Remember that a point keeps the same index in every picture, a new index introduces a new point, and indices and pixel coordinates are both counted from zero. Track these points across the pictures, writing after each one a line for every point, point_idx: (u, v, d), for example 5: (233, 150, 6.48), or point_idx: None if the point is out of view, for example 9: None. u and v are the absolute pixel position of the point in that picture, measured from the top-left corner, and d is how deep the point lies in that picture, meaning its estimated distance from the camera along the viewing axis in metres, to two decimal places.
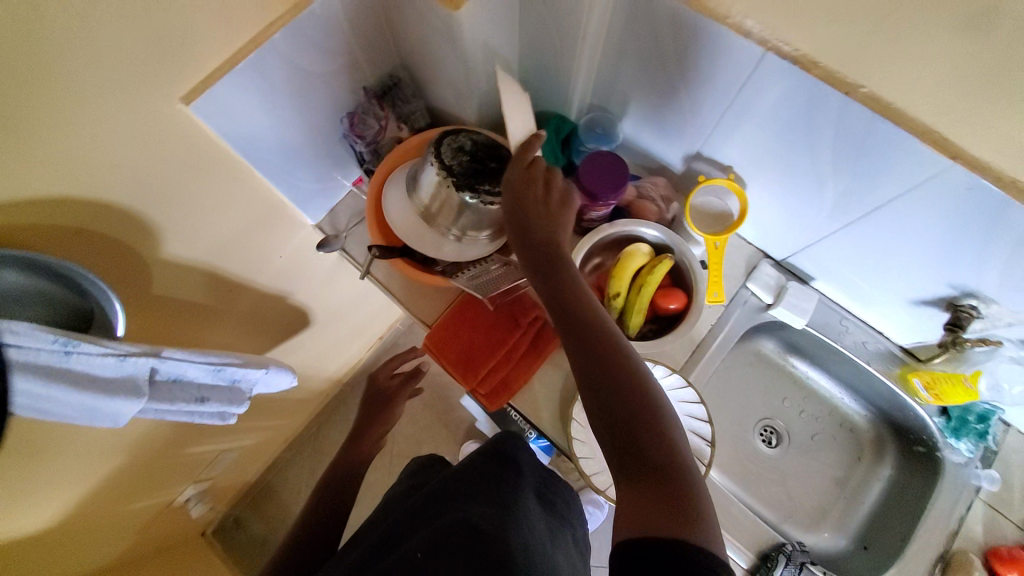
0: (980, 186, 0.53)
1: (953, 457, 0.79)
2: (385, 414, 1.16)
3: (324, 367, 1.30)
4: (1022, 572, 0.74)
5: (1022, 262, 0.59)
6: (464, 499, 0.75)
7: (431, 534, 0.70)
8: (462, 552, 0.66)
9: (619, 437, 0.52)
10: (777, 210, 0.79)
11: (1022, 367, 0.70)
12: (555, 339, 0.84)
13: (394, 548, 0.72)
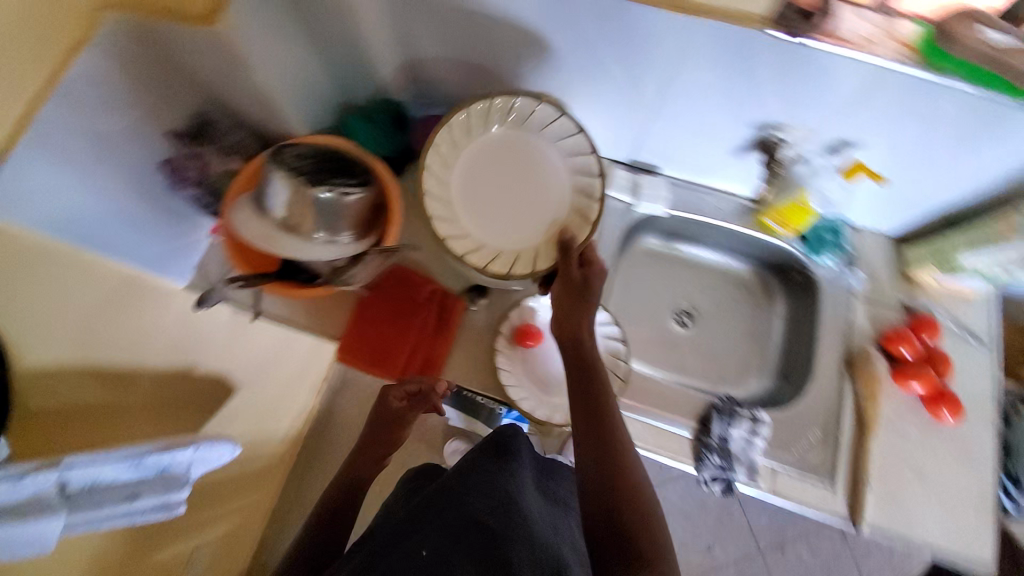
0: (728, 31, 0.63)
1: (819, 271, 0.93)
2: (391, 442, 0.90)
3: (274, 427, 1.27)
4: (908, 343, 0.84)
5: (787, 81, 0.69)
6: (466, 494, 0.75)
7: (433, 530, 0.69)
8: (466, 547, 0.67)
9: (606, 515, 0.65)
10: (603, 119, 0.88)
11: (833, 176, 0.83)
12: (458, 304, 0.86)
13: (394, 546, 0.69)
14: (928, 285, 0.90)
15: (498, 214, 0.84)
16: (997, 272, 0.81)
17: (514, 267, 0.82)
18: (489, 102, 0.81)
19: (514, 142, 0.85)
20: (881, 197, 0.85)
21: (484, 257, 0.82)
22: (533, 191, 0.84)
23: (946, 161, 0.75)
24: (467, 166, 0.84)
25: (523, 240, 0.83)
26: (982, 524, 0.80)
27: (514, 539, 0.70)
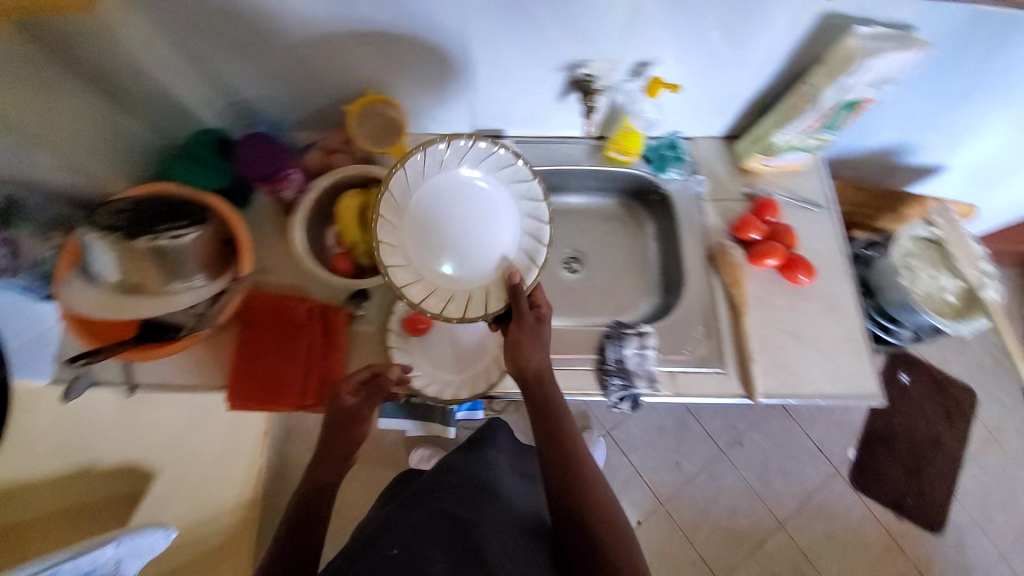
0: None
1: (670, 185, 1.01)
2: (349, 439, 0.77)
3: (220, 494, 1.27)
4: (755, 227, 0.93)
5: (563, 15, 0.75)
6: (437, 497, 0.87)
7: (403, 528, 0.80)
8: (439, 535, 0.78)
9: (584, 541, 0.70)
10: (428, 95, 0.92)
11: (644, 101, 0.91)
12: (340, 311, 0.85)
13: (369, 550, 0.76)
14: (760, 173, 1.01)
15: (453, 255, 0.82)
16: (805, 144, 0.91)
17: (469, 307, 0.80)
18: (450, 144, 0.79)
19: (473, 181, 0.83)
20: (692, 106, 0.93)
21: (438, 300, 0.80)
22: (487, 230, 0.83)
23: (728, 61, 0.83)
24: (424, 204, 0.81)
25: (476, 281, 0.82)
26: (860, 362, 0.90)
27: (483, 520, 0.82)
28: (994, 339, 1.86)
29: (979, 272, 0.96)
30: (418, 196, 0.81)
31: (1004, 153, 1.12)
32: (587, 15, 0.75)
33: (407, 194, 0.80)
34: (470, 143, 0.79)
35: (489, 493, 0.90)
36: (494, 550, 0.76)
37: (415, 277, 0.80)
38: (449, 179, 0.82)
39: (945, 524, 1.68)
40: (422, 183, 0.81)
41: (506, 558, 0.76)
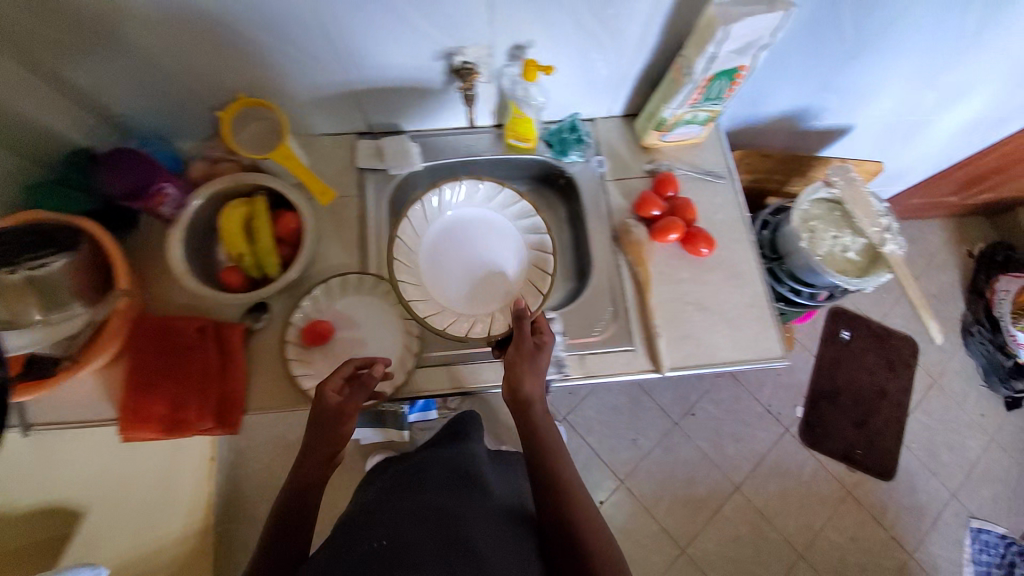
0: None
1: (573, 168, 1.01)
2: (328, 435, 0.75)
3: (162, 522, 1.28)
4: (654, 204, 0.94)
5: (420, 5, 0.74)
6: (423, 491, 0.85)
7: (392, 521, 0.76)
8: (428, 526, 0.75)
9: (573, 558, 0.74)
10: (310, 96, 0.90)
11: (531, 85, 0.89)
12: (234, 328, 0.82)
13: (355, 546, 0.73)
14: (660, 149, 1.01)
15: (465, 283, 0.93)
16: (696, 117, 0.91)
17: (470, 326, 0.89)
18: (462, 187, 0.92)
19: (486, 223, 0.95)
20: (582, 87, 0.93)
21: (442, 316, 0.89)
22: (498, 265, 0.94)
23: (603, 39, 0.82)
24: (441, 238, 0.94)
25: (482, 307, 0.92)
26: (763, 326, 0.92)
27: (471, 512, 0.80)
28: (929, 288, 1.91)
29: (880, 228, 0.96)
30: (437, 230, 0.94)
31: (903, 111, 1.14)
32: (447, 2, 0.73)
33: (427, 229, 0.93)
34: (479, 185, 0.92)
35: (474, 482, 0.89)
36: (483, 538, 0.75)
37: (428, 299, 0.90)
38: (465, 220, 0.95)
39: (894, 470, 1.74)
40: (440, 220, 0.94)
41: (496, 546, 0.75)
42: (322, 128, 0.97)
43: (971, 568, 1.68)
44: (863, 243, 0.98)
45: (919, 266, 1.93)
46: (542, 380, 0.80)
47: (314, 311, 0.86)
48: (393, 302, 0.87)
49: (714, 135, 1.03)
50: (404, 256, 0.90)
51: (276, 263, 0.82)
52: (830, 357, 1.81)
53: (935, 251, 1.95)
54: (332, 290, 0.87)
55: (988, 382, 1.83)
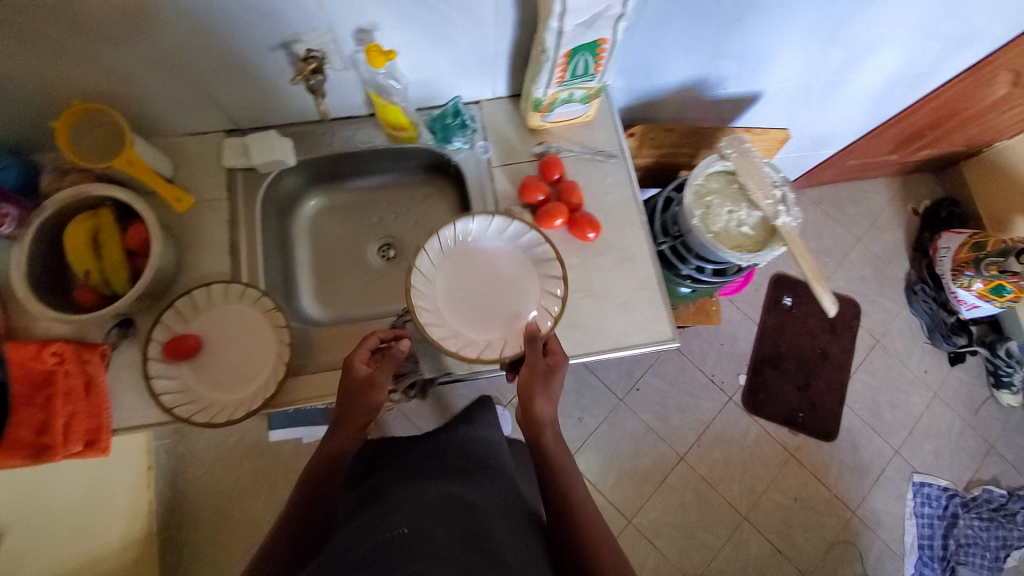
0: None
1: (458, 156, 0.96)
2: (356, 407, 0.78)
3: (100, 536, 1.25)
4: (537, 189, 0.90)
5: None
6: (437, 481, 0.79)
7: (410, 508, 0.69)
8: (445, 518, 0.67)
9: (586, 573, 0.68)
10: (158, 97, 0.85)
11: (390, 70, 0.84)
12: (95, 345, 0.80)
13: (365, 535, 0.64)
14: (548, 129, 0.96)
15: (482, 309, 0.84)
16: (573, 94, 0.86)
17: (484, 350, 0.81)
18: (478, 220, 0.84)
19: (503, 251, 0.87)
20: (451, 66, 0.88)
21: (455, 341, 0.81)
22: (516, 292, 0.85)
23: (454, 15, 0.77)
24: (458, 265, 0.86)
25: (499, 332, 0.83)
26: (653, 309, 0.89)
27: (490, 510, 0.74)
28: (873, 249, 1.90)
29: (772, 200, 0.92)
30: (453, 256, 0.86)
31: (811, 72, 1.07)
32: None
33: (443, 255, 0.86)
34: (494, 220, 0.84)
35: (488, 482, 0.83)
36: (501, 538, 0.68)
37: (442, 326, 0.82)
38: (482, 248, 0.87)
39: (836, 431, 1.76)
40: (457, 247, 0.87)
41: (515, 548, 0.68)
42: (185, 128, 0.92)
43: (913, 521, 1.70)
44: (758, 216, 0.96)
45: (863, 227, 1.91)
46: (553, 403, 0.77)
47: (179, 324, 0.82)
48: (262, 309, 0.84)
49: (607, 112, 0.98)
50: (418, 281, 0.83)
51: (128, 280, 0.81)
52: (773, 324, 1.81)
53: (880, 211, 1.93)
54: (197, 301, 0.83)
55: (931, 339, 1.83)
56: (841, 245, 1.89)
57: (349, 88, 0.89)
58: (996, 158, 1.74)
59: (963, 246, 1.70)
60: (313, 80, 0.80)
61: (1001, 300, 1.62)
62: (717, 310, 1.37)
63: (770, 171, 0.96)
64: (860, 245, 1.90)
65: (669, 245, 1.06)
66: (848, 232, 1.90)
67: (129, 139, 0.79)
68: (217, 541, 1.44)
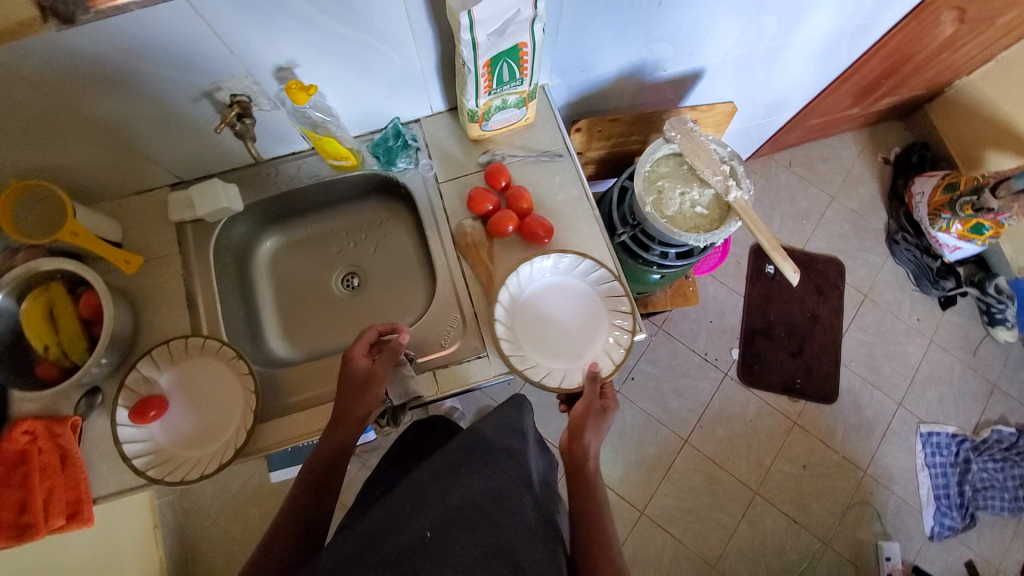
0: (26, 48, 0.63)
1: (404, 177, 0.96)
2: (360, 394, 0.78)
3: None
4: (483, 201, 0.90)
5: (150, 54, 0.69)
6: (473, 462, 0.75)
7: (436, 508, 0.68)
8: (471, 529, 0.66)
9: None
10: (94, 164, 0.84)
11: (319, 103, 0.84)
12: (66, 417, 0.80)
13: (391, 532, 0.65)
14: (490, 139, 0.96)
15: (554, 340, 0.86)
16: (506, 101, 0.86)
17: (547, 377, 0.83)
18: (567, 258, 0.87)
19: (587, 291, 0.88)
20: (380, 90, 0.87)
21: (522, 361, 0.83)
22: (589, 334, 0.86)
23: (370, 42, 0.77)
24: (544, 293, 0.88)
25: (564, 363, 0.85)
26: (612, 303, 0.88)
27: (513, 506, 0.72)
28: (850, 205, 1.88)
29: (722, 177, 0.91)
30: (542, 282, 0.88)
31: (749, 43, 1.06)
32: (177, 42, 0.68)
33: (530, 283, 0.88)
34: (585, 262, 0.86)
35: (523, 469, 0.79)
36: (525, 550, 0.67)
37: (516, 348, 0.84)
38: (568, 283, 0.89)
39: (836, 392, 1.75)
40: (546, 276, 0.89)
41: (538, 561, 0.67)
42: (128, 189, 0.92)
43: (925, 472, 1.69)
44: (711, 194, 0.95)
45: (837, 184, 1.90)
46: (598, 441, 0.80)
47: (144, 386, 0.82)
48: (225, 358, 0.85)
49: (548, 113, 0.98)
50: (504, 295, 0.86)
51: (86, 349, 0.82)
52: (759, 294, 1.80)
53: (851, 165, 1.92)
54: (159, 361, 0.83)
55: (920, 286, 1.81)
56: (817, 205, 1.88)
57: (283, 126, 0.89)
58: (959, 97, 1.72)
59: (936, 190, 1.69)
60: (243, 123, 0.80)
61: (981, 239, 1.62)
62: (695, 290, 1.36)
63: (716, 148, 0.95)
64: (836, 203, 1.88)
65: (630, 234, 1.04)
66: (822, 191, 1.89)
67: (71, 209, 0.79)
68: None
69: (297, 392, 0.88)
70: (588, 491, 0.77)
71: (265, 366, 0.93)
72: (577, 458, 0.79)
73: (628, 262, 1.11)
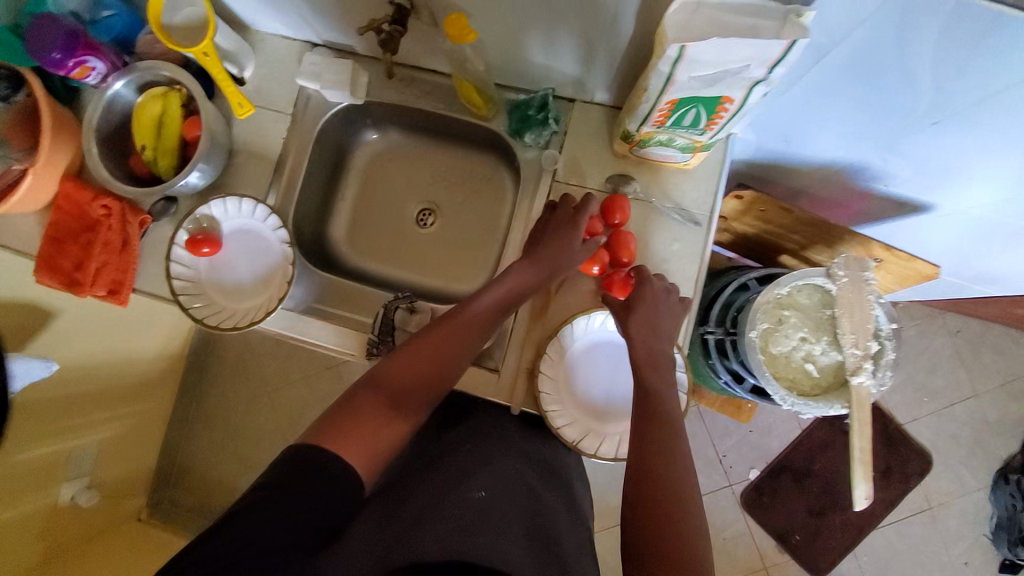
0: None
1: (525, 152, 0.86)
2: (568, 249, 0.74)
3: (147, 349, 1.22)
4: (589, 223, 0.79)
5: None
6: (512, 445, 0.74)
7: (486, 472, 0.67)
8: (518, 503, 0.66)
9: (648, 531, 0.57)
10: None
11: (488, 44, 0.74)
12: (141, 212, 0.85)
13: (445, 491, 0.63)
14: (634, 162, 0.82)
15: (584, 391, 0.79)
16: (674, 140, 0.71)
17: (556, 414, 0.77)
18: None
19: None
20: (553, 56, 0.75)
21: (548, 386, 0.78)
22: (613, 415, 0.78)
23: (562, 7, 0.64)
24: (606, 347, 0.80)
25: (578, 415, 0.78)
26: None
27: (552, 502, 0.70)
28: (988, 411, 1.55)
29: (860, 353, 0.75)
30: (612, 337, 0.80)
31: (1011, 213, 0.79)
32: None
33: (601, 330, 0.80)
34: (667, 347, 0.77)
35: (555, 467, 0.77)
36: (566, 543, 0.65)
37: (550, 374, 0.78)
38: None
39: (828, 569, 1.54)
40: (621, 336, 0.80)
41: (576, 552, 0.65)
42: (275, 28, 0.89)
43: None
44: (834, 359, 0.78)
45: (991, 382, 1.56)
46: (659, 324, 0.72)
47: (207, 222, 0.85)
48: (279, 238, 0.86)
49: (715, 167, 0.81)
50: (581, 321, 0.79)
51: (174, 166, 0.85)
52: (817, 438, 1.58)
53: (1022, 373, 1.56)
54: (229, 207, 0.85)
55: (994, 535, 1.51)
56: (951, 390, 1.56)
57: (437, 41, 0.80)
58: None
59: None
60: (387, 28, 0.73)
61: None
62: (751, 408, 1.20)
63: (881, 315, 0.77)
64: (974, 400, 1.56)
65: (718, 336, 0.90)
66: (967, 380, 1.56)
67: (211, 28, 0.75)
68: (225, 386, 1.39)
69: (325, 302, 0.92)
70: (650, 401, 0.67)
71: (311, 259, 0.93)
72: (642, 356, 0.70)
73: (698, 356, 0.98)
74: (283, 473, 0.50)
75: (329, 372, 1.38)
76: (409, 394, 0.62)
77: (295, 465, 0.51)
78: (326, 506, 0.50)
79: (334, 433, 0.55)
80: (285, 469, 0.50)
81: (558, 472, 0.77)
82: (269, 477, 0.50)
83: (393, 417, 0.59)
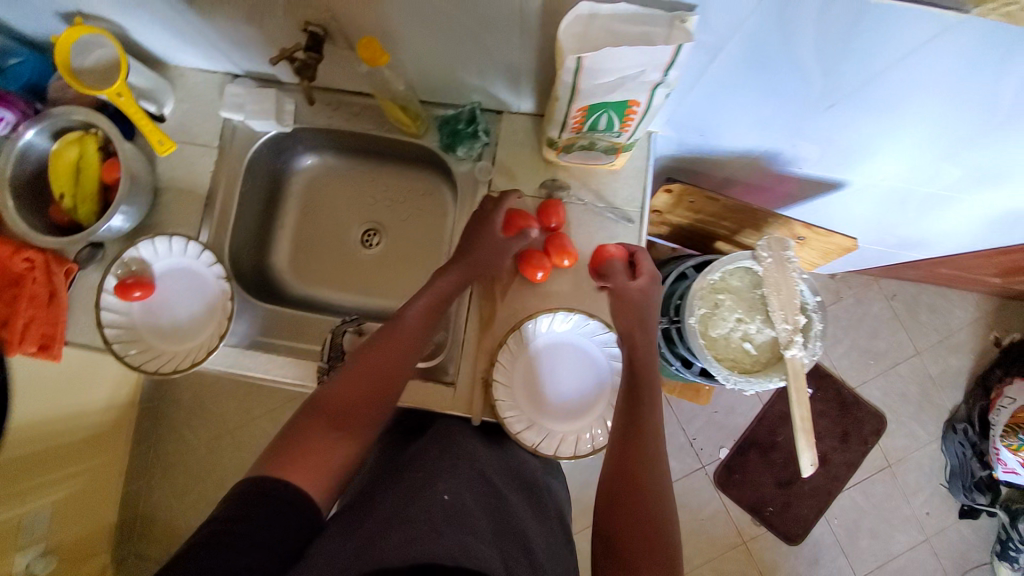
0: None
1: (459, 166, 0.87)
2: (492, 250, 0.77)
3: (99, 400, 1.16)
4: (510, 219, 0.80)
5: None
6: (476, 450, 0.72)
7: (451, 474, 0.63)
8: (487, 505, 0.62)
9: (626, 512, 0.60)
10: (165, 34, 0.80)
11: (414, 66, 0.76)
12: (67, 260, 0.83)
13: (411, 494, 0.58)
14: (564, 166, 0.85)
15: (538, 395, 0.80)
16: (595, 144, 0.73)
17: (514, 421, 0.78)
18: (591, 323, 0.80)
19: (598, 374, 0.81)
20: (472, 73, 0.77)
21: (503, 394, 0.79)
22: (568, 416, 0.79)
23: (472, 28, 0.67)
24: (555, 349, 0.82)
25: (534, 419, 0.79)
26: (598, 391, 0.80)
27: (517, 503, 0.68)
28: (929, 367, 1.66)
29: (791, 327, 0.79)
30: (559, 339, 0.82)
31: (914, 182, 0.86)
32: None
33: (547, 333, 0.82)
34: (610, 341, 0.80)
35: (523, 467, 0.76)
36: (536, 541, 0.64)
37: (504, 381, 0.79)
38: (586, 355, 0.82)
39: (802, 537, 1.60)
40: (568, 336, 0.82)
41: (547, 550, 0.64)
42: (193, 63, 0.88)
43: None
44: (769, 335, 0.82)
45: (929, 340, 1.67)
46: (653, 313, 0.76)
47: (138, 265, 0.83)
48: (216, 274, 0.84)
49: (642, 164, 0.85)
50: (528, 326, 0.80)
51: (96, 211, 0.83)
52: (779, 411, 1.65)
53: (956, 329, 1.67)
54: (159, 247, 0.83)
55: (949, 484, 1.60)
56: (894, 351, 1.66)
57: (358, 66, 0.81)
58: None
59: None
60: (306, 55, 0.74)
61: None
62: (709, 391, 1.25)
63: (805, 289, 0.82)
64: (916, 358, 1.66)
65: (664, 326, 0.93)
66: (907, 340, 1.67)
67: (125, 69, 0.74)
68: (181, 431, 1.34)
69: (271, 334, 0.89)
70: (646, 379, 0.70)
71: (253, 292, 0.92)
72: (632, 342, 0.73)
73: None
74: (240, 503, 0.51)
75: (291, 404, 1.35)
76: (353, 411, 0.61)
77: (240, 499, 0.51)
78: (281, 531, 0.51)
79: (282, 459, 0.56)
80: (238, 502, 0.51)
81: (528, 470, 0.76)
82: (222, 511, 0.50)
83: (337, 437, 0.59)
